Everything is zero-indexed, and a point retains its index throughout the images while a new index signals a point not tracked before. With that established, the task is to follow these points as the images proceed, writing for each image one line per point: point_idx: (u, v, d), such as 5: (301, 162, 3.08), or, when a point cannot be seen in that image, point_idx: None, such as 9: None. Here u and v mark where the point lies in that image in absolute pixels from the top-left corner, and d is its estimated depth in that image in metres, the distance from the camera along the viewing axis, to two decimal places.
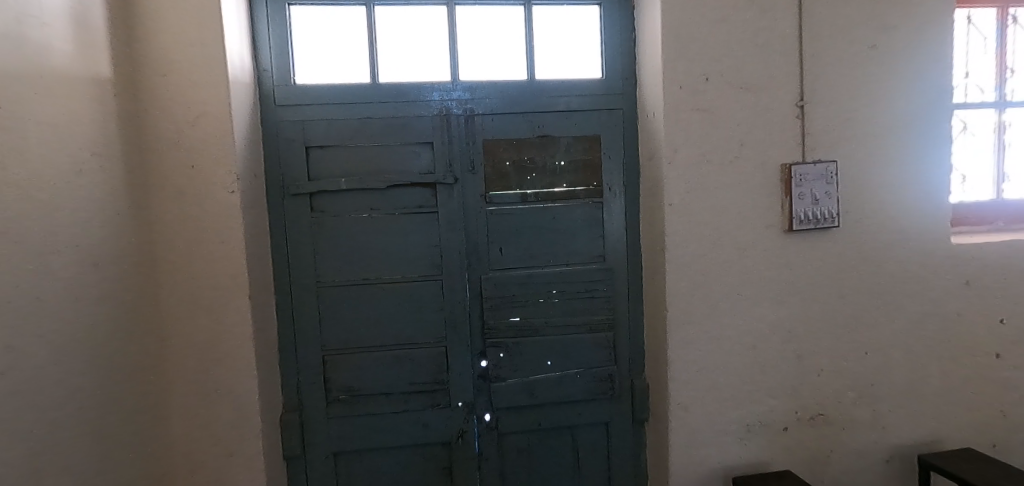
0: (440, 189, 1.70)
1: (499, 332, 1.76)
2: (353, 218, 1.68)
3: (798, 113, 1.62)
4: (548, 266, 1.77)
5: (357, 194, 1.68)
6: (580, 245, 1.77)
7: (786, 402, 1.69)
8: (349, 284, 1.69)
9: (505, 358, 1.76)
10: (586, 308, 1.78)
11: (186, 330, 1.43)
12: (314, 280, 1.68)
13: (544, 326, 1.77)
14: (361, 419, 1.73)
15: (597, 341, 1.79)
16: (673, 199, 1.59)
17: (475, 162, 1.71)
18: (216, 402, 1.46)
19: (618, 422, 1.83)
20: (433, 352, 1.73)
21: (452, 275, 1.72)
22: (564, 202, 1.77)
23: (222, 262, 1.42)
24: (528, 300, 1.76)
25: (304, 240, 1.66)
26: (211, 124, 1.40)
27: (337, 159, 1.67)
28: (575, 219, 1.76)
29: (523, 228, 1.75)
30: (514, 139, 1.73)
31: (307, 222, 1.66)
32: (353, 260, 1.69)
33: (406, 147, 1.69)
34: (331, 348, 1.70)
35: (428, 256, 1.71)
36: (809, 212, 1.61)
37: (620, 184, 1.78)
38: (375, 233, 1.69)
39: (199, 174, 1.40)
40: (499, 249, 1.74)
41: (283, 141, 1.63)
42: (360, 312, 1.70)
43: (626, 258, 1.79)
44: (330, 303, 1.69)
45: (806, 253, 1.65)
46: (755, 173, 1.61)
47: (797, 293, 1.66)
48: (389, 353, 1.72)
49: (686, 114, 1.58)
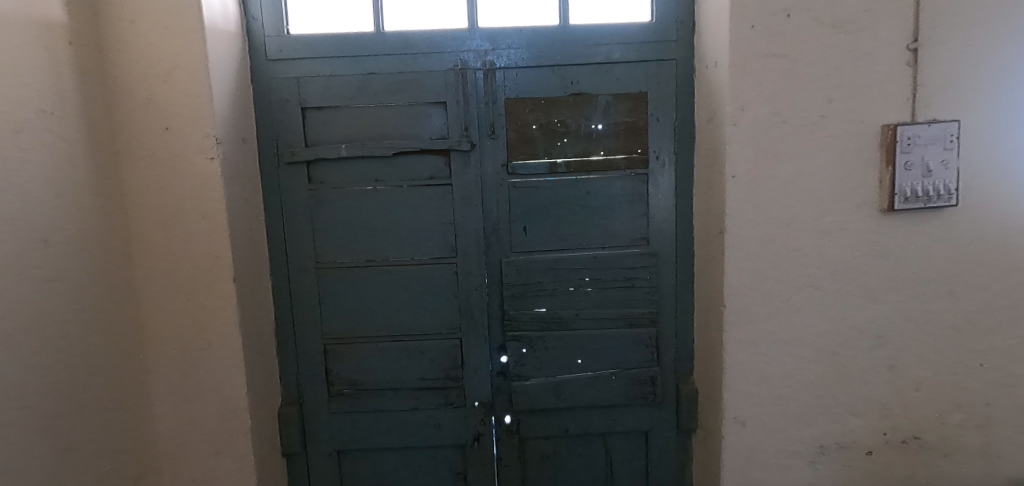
0: (454, 158, 1.45)
1: (521, 324, 1.52)
2: (356, 191, 1.47)
3: (909, 59, 1.25)
4: (580, 249, 1.50)
5: (360, 164, 1.46)
6: (618, 225, 1.49)
7: (873, 421, 1.37)
8: (352, 265, 1.50)
9: (529, 354, 1.53)
10: (624, 299, 1.51)
11: (165, 314, 1.27)
12: (314, 260, 1.49)
13: (574, 319, 1.52)
14: (366, 417, 1.55)
15: (637, 338, 1.52)
16: (736, 169, 1.28)
17: (496, 126, 1.45)
18: (199, 396, 1.31)
19: (659, 432, 1.57)
20: (446, 345, 1.52)
21: (468, 258, 1.49)
22: (602, 173, 1.48)
23: (201, 240, 1.25)
24: (555, 288, 1.51)
25: (303, 216, 1.47)
26: (184, 78, 1.20)
27: (338, 123, 1.45)
28: (613, 194, 1.48)
29: (551, 204, 1.48)
30: (543, 97, 1.46)
31: (305, 195, 1.46)
32: (356, 238, 1.49)
33: (415, 108, 1.45)
34: (333, 337, 1.52)
35: (440, 235, 1.49)
36: (917, 186, 1.26)
37: (670, 153, 1.47)
38: (380, 208, 1.48)
39: (173, 137, 1.22)
40: (522, 229, 1.49)
41: (277, 102, 1.43)
42: (364, 297, 1.51)
43: (674, 241, 1.50)
44: (331, 286, 1.50)
45: (909, 239, 1.30)
46: (845, 136, 1.28)
47: (893, 289, 1.32)
48: (396, 344, 1.52)
49: (757, 62, 1.25)
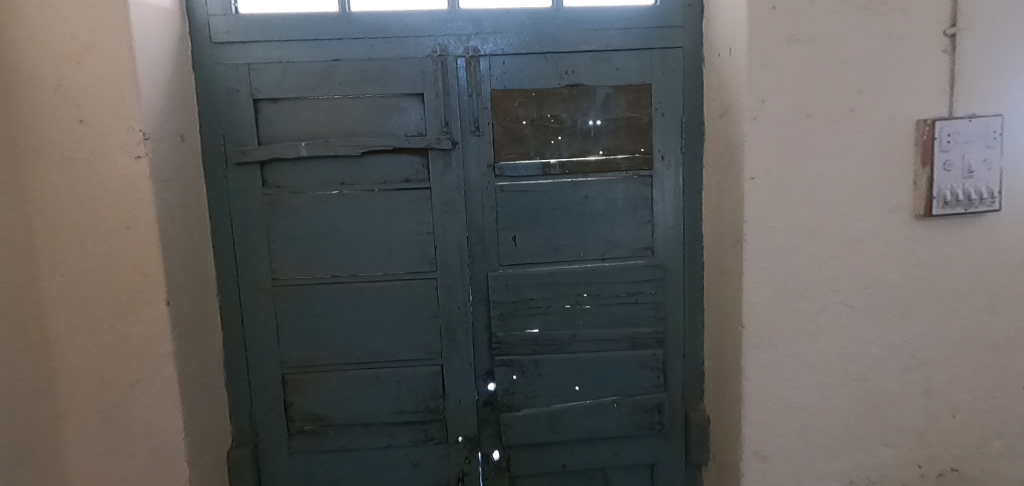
0: (433, 158, 1.26)
1: (511, 347, 1.34)
2: (318, 196, 1.26)
3: (947, 46, 1.11)
4: (577, 262, 1.33)
5: (324, 165, 1.26)
6: (619, 234, 1.33)
7: (908, 453, 1.22)
8: (314, 282, 1.29)
9: (520, 381, 1.34)
10: (627, 318, 1.35)
11: (82, 346, 1.05)
12: (270, 277, 1.28)
13: (571, 340, 1.34)
14: (332, 456, 1.34)
15: (641, 360, 1.35)
16: (757, 170, 1.13)
17: (480, 121, 1.27)
18: (128, 443, 1.09)
19: (666, 465, 1.40)
20: (425, 373, 1.33)
21: (450, 273, 1.30)
22: (600, 175, 1.31)
23: (126, 256, 1.03)
24: (550, 306, 1.33)
25: (256, 226, 1.26)
26: (103, 59, 0.99)
27: (297, 118, 1.25)
28: (613, 198, 1.32)
29: (544, 210, 1.31)
30: (533, 89, 1.28)
31: (259, 201, 1.26)
32: (319, 251, 1.28)
33: (388, 101, 1.25)
34: (293, 365, 1.31)
35: (417, 247, 1.29)
36: (957, 189, 1.12)
37: (676, 152, 1.31)
38: (347, 216, 1.28)
39: (90, 131, 1.00)
40: (512, 239, 1.31)
41: (223, 92, 1.22)
42: (329, 319, 1.30)
43: (681, 252, 1.34)
44: (290, 307, 1.29)
45: (946, 248, 1.16)
46: (877, 132, 1.13)
47: (929, 304, 1.18)
48: (367, 373, 1.32)
49: (779, 47, 1.10)
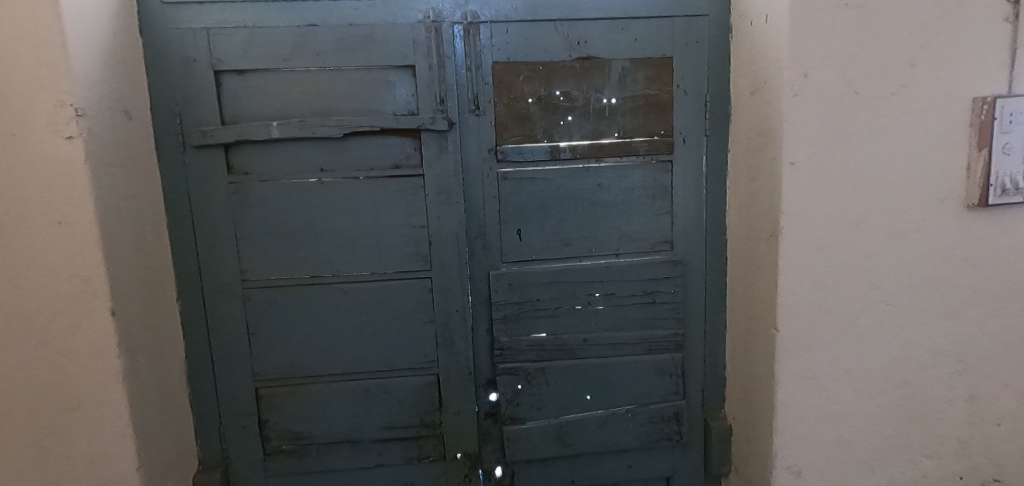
0: (426, 141, 1.10)
1: (516, 354, 1.20)
2: (294, 185, 1.10)
3: (1009, 14, 0.99)
4: (589, 257, 1.19)
5: (299, 148, 1.09)
6: (636, 226, 1.19)
7: (949, 464, 1.12)
8: (290, 284, 1.13)
9: (525, 391, 1.20)
10: (643, 319, 1.22)
11: (8, 366, 0.87)
12: (238, 278, 1.11)
13: (582, 345, 1.21)
14: (315, 478, 1.19)
15: (659, 366, 1.23)
16: (798, 154, 0.99)
17: (480, 98, 1.11)
18: (71, 477, 0.92)
19: (683, 477, 1.29)
20: (418, 383, 1.18)
21: (447, 271, 1.15)
22: (616, 160, 1.17)
23: (59, 258, 0.86)
24: (558, 308, 1.19)
25: (221, 220, 1.09)
26: (20, 16, 0.80)
27: (266, 93, 1.06)
28: (630, 187, 1.18)
29: (552, 200, 1.16)
30: (541, 62, 1.12)
31: (224, 191, 1.08)
32: (295, 248, 1.12)
33: (373, 74, 1.08)
34: (267, 378, 1.15)
35: (409, 243, 1.14)
36: (1015, 176, 1.01)
37: (699, 135, 1.18)
38: (328, 207, 1.11)
39: (8, 105, 0.82)
40: (516, 232, 1.16)
41: (178, 62, 1.03)
42: (309, 325, 1.14)
43: (703, 246, 1.22)
44: (263, 312, 1.13)
45: (998, 241, 1.05)
46: (930, 112, 1.00)
47: (979, 303, 1.07)
48: (353, 385, 1.17)
49: (826, 12, 0.96)
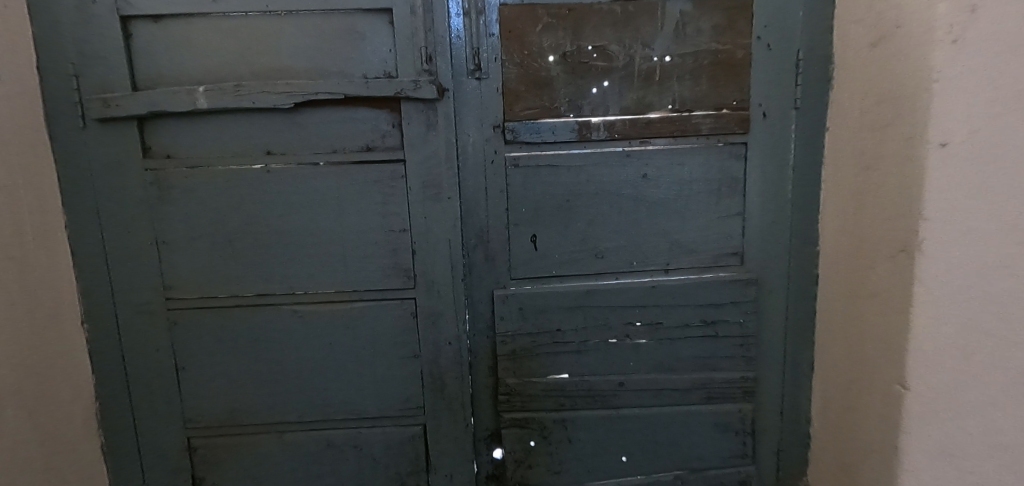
0: (408, 114, 0.81)
1: (528, 401, 0.90)
2: (231, 173, 0.82)
3: None
4: (629, 274, 0.88)
5: (238, 123, 0.81)
6: (694, 233, 0.88)
7: None
8: (230, 304, 0.85)
9: (541, 449, 0.91)
10: (700, 357, 0.91)
11: None
12: (161, 296, 0.84)
13: (617, 390, 0.90)
14: None
15: (719, 419, 0.92)
16: (955, 130, 0.64)
17: (483, 55, 0.81)
18: None
19: None
20: (399, 436, 0.90)
21: (436, 291, 0.86)
22: (669, 143, 0.85)
23: None
24: (586, 340, 0.89)
25: (136, 219, 0.82)
26: None
27: (191, 46, 0.78)
28: (686, 179, 0.86)
29: (580, 196, 0.86)
30: (568, 4, 0.81)
31: (139, 181, 0.81)
32: (236, 257, 0.84)
33: (336, 21, 0.79)
34: (203, 425, 0.89)
35: (385, 253, 0.85)
36: None
37: (785, 107, 0.85)
38: (277, 204, 0.83)
39: None
40: (531, 239, 0.86)
41: (72, 4, 0.76)
42: (254, 358, 0.87)
43: (784, 260, 0.90)
44: (195, 340, 0.86)
45: None
46: None
47: None
48: (315, 436, 0.89)
49: None
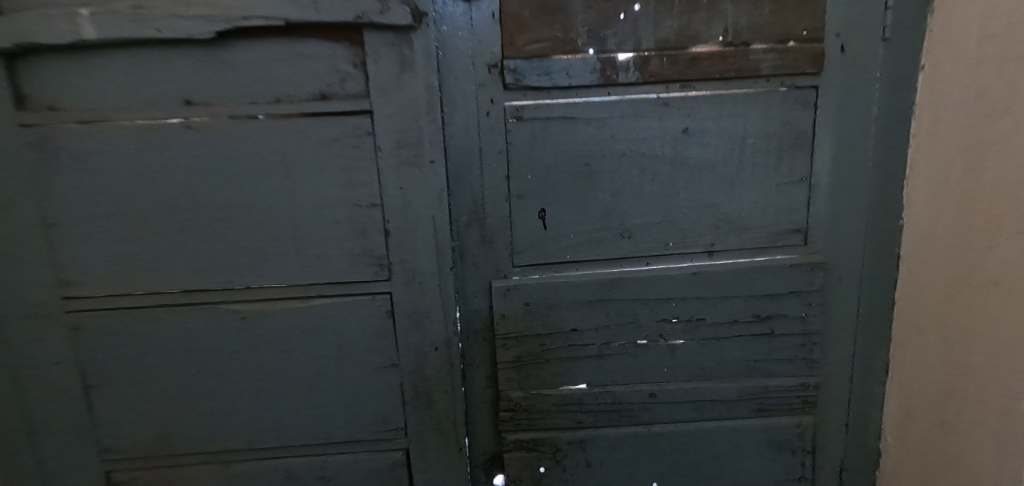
0: (373, 49, 0.60)
1: (537, 418, 0.72)
2: (139, 130, 0.61)
3: None
4: (664, 259, 0.69)
5: (145, 62, 0.60)
6: (747, 207, 0.69)
7: None
8: (150, 304, 0.66)
9: (553, 475, 0.74)
10: (751, 360, 0.73)
11: None
12: (59, 295, 0.65)
13: (647, 403, 0.72)
14: None
15: (772, 435, 0.75)
16: None
17: None
18: None
19: None
20: (376, 465, 0.72)
21: (418, 285, 0.66)
22: (718, 88, 0.66)
23: None
24: (609, 342, 0.70)
25: (16, 194, 0.62)
26: None
27: None
28: (740, 136, 0.67)
29: (602, 159, 0.66)
30: None
31: (15, 143, 0.60)
32: (154, 243, 0.64)
33: None
34: (127, 456, 0.70)
35: (350, 236, 0.65)
36: None
37: (870, 40, 0.65)
38: (204, 173, 0.63)
39: None
40: (539, 216, 0.67)
41: None
42: (187, 373, 0.68)
43: (858, 239, 0.71)
44: (108, 351, 0.67)
45: None
46: None
47: None
48: (270, 466, 0.71)
49: None
